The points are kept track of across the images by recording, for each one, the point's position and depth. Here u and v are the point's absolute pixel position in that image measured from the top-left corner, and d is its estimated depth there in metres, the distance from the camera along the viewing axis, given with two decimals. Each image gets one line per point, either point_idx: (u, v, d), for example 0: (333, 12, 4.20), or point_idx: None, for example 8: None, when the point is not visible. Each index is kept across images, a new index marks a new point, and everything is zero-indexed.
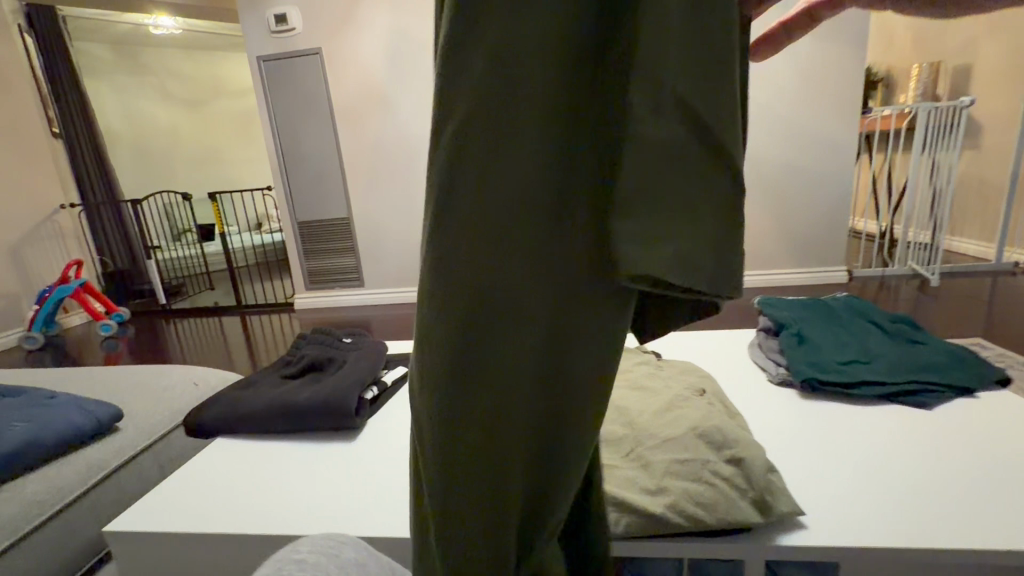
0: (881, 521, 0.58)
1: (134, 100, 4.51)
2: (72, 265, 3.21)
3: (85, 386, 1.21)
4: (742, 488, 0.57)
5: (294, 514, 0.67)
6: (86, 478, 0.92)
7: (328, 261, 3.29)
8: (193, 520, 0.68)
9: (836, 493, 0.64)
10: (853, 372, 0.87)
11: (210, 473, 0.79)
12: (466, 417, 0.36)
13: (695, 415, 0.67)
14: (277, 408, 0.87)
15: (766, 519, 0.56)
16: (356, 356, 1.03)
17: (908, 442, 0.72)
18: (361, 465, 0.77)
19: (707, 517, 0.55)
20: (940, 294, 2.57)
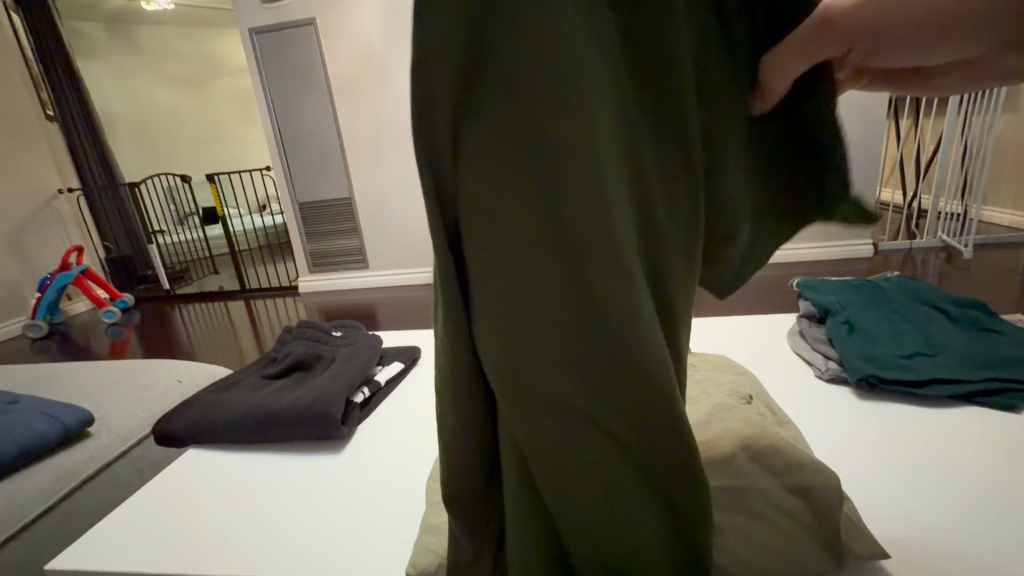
0: (985, 567, 0.46)
1: (129, 80, 4.37)
2: (72, 251, 3.14)
3: (64, 386, 1.12)
4: (809, 526, 0.45)
5: (266, 548, 0.58)
6: (51, 492, 0.83)
7: (330, 243, 3.18)
8: (149, 555, 0.58)
9: (920, 525, 0.52)
10: (920, 367, 0.75)
11: (176, 493, 0.69)
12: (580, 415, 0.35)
13: (745, 428, 0.54)
14: (256, 414, 0.77)
15: (840, 566, 0.44)
16: (347, 353, 0.92)
17: (998, 454, 0.60)
18: (347, 484, 0.67)
19: (768, 564, 0.44)
20: (974, 266, 2.40)
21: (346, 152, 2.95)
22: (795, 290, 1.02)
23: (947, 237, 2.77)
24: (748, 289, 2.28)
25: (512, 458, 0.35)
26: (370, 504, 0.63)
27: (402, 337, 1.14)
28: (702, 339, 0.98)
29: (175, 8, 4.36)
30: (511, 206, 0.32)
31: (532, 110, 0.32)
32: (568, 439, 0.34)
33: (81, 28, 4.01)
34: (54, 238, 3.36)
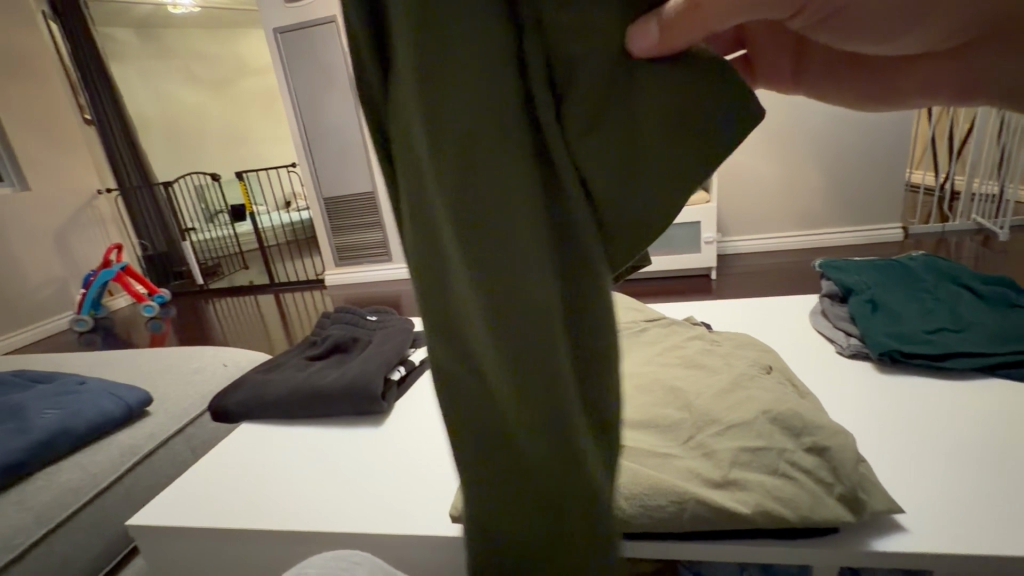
0: (1001, 522, 0.48)
1: (159, 83, 4.51)
2: (113, 249, 3.29)
3: (121, 370, 1.21)
4: (828, 483, 0.48)
5: (318, 509, 0.63)
6: (118, 465, 0.90)
7: (356, 236, 3.26)
8: (216, 515, 0.64)
9: (939, 485, 0.54)
10: (943, 342, 0.76)
11: (236, 461, 0.76)
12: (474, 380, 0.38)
13: (763, 396, 0.58)
14: (302, 393, 0.82)
15: (859, 519, 0.46)
16: (381, 336, 0.97)
17: (1017, 422, 0.62)
18: (388, 454, 0.72)
19: (790, 516, 0.46)
20: (1011, 248, 2.33)
21: (368, 147, 3.01)
22: (817, 270, 1.03)
23: (981, 220, 2.68)
24: (772, 275, 2.26)
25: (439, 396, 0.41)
26: (408, 473, 0.67)
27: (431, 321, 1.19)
28: (724, 320, 1.01)
29: (201, 12, 4.48)
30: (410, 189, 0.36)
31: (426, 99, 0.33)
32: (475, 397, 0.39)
33: (114, 34, 4.16)
34: (96, 237, 3.53)
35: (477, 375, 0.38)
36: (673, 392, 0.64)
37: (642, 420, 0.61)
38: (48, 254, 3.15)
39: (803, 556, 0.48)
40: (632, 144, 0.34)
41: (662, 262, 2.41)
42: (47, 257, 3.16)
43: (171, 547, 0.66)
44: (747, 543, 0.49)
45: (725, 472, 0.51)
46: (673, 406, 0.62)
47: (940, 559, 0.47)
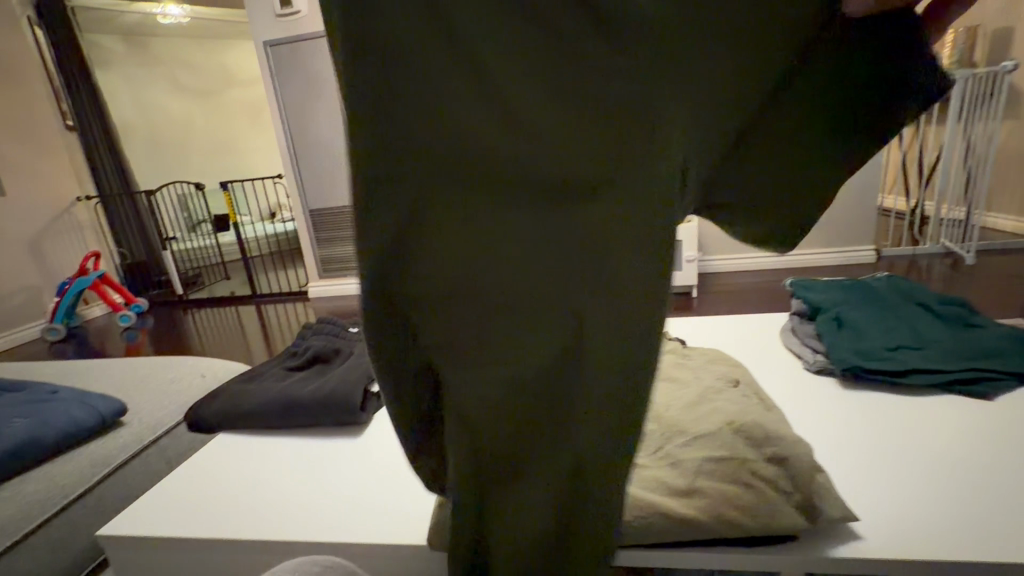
0: (945, 528, 0.51)
1: (145, 91, 4.49)
2: (89, 257, 3.23)
3: (97, 380, 1.19)
4: (786, 491, 0.50)
5: (290, 519, 0.63)
6: (87, 476, 0.89)
7: (340, 248, 3.26)
8: (186, 525, 0.64)
9: (894, 497, 0.57)
10: (902, 358, 0.79)
11: (210, 470, 0.75)
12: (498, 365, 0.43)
13: (727, 409, 0.61)
14: (279, 403, 0.83)
15: (812, 523, 0.49)
16: (362, 347, 0.98)
17: (966, 433, 0.66)
18: (363, 466, 0.72)
19: (748, 522, 0.48)
20: (977, 272, 2.42)
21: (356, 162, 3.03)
22: (788, 289, 1.07)
23: (950, 243, 2.78)
24: (750, 295, 2.32)
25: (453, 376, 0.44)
26: (384, 484, 0.68)
27: None
28: (699, 338, 1.04)
29: (191, 23, 4.50)
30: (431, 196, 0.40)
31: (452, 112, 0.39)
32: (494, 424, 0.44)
33: (100, 42, 4.14)
34: (74, 244, 3.46)
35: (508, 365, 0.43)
36: None
37: None
38: (21, 261, 3.08)
39: (764, 563, 0.50)
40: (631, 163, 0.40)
41: None
42: (21, 263, 3.09)
43: (142, 558, 0.65)
44: (707, 550, 0.51)
45: (690, 482, 0.53)
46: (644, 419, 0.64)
47: (892, 563, 0.49)
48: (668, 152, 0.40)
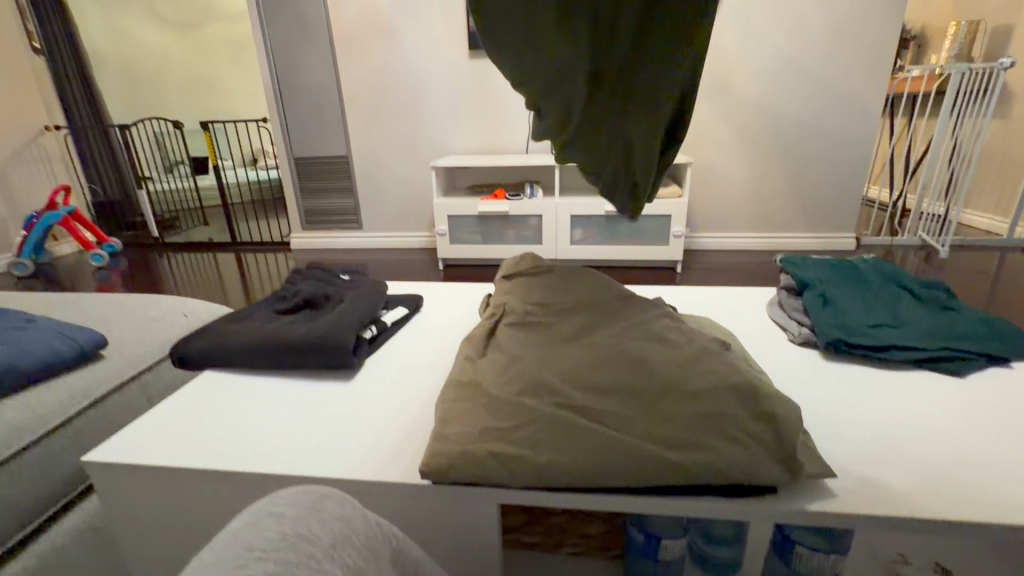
0: (913, 490, 0.55)
1: (119, 18, 4.20)
2: (59, 191, 3.09)
3: (72, 313, 1.15)
4: (770, 447, 0.52)
5: (283, 455, 0.64)
6: (67, 407, 0.87)
7: (326, 200, 3.18)
8: (177, 456, 0.64)
9: (865, 460, 0.60)
10: (883, 335, 0.83)
11: (198, 405, 0.75)
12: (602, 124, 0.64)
13: (722, 368, 0.61)
14: (269, 343, 0.82)
15: (793, 479, 0.51)
16: (354, 294, 0.97)
17: (937, 407, 0.69)
18: (355, 409, 0.73)
19: (731, 472, 0.51)
20: (948, 266, 2.51)
21: (346, 114, 2.94)
22: (777, 264, 1.08)
23: (927, 236, 2.84)
24: (732, 275, 2.36)
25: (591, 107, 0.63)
26: (376, 428, 0.69)
27: (404, 286, 1.19)
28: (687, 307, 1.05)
29: None
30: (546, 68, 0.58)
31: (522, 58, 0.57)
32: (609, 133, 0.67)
33: None
34: (41, 177, 3.29)
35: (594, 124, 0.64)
36: (636, 357, 0.65)
37: (608, 384, 0.62)
38: None
39: (741, 513, 0.53)
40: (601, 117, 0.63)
41: (631, 252, 2.50)
42: None
43: (129, 487, 0.65)
44: (687, 498, 0.54)
45: (591, 339, 0.72)
46: (635, 371, 0.63)
47: (858, 519, 0.52)
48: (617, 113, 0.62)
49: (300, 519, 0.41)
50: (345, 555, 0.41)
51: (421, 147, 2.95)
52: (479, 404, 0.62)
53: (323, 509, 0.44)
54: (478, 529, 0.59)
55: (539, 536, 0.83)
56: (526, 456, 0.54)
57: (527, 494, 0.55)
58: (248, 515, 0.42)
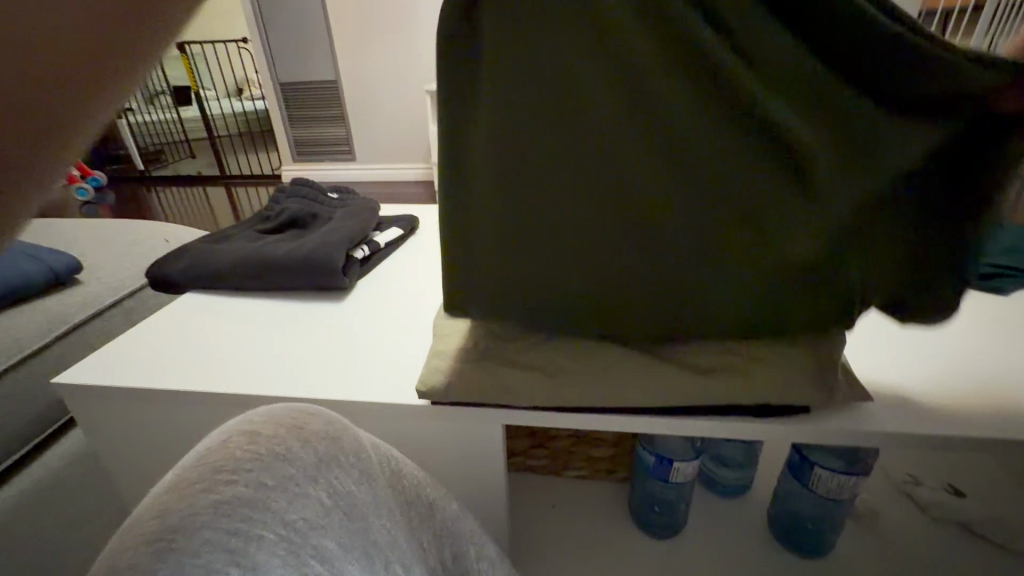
0: (955, 408, 0.50)
1: None
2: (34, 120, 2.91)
3: (47, 239, 1.08)
4: (805, 363, 0.48)
5: (271, 375, 0.59)
6: (46, 331, 0.83)
7: (316, 129, 3.00)
8: (157, 376, 0.60)
9: (903, 380, 0.55)
10: None
11: (180, 325, 0.70)
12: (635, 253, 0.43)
13: None
14: (253, 263, 0.76)
15: (830, 397, 0.47)
16: (343, 213, 0.90)
17: (978, 324, 0.64)
18: (347, 330, 0.68)
19: (763, 390, 0.47)
20: None
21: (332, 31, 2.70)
22: None
23: None
24: None
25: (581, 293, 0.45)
26: (370, 349, 0.63)
27: (399, 209, 1.10)
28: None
29: None
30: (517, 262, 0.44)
31: (488, 257, 0.45)
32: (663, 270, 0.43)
33: None
34: None
35: (631, 270, 0.43)
36: None
37: None
38: None
39: (768, 433, 0.49)
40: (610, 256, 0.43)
41: None
42: None
43: (109, 409, 0.61)
44: (711, 419, 0.49)
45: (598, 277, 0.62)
46: None
47: (895, 439, 0.48)
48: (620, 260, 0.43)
49: (279, 439, 0.37)
50: (332, 476, 0.37)
51: (414, 68, 2.74)
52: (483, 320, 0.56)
53: (306, 426, 0.39)
54: (483, 451, 0.56)
55: (544, 460, 0.81)
56: None
57: (536, 415, 0.50)
58: (222, 433, 0.37)
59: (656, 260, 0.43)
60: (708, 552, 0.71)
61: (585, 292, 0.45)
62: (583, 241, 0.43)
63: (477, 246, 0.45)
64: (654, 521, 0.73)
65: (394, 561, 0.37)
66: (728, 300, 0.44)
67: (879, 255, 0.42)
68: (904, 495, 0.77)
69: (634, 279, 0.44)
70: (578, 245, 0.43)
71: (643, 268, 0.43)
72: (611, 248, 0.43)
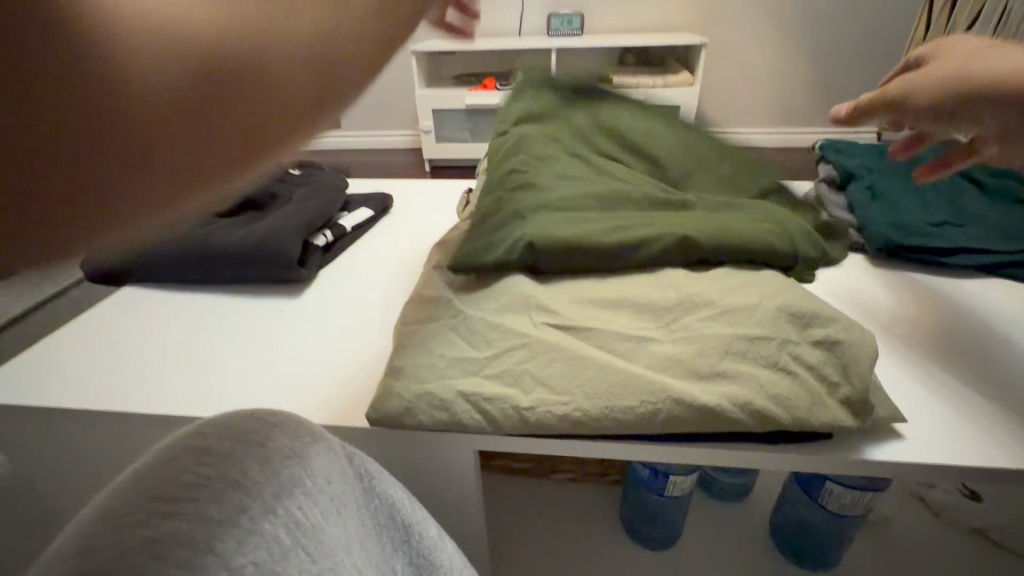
0: (997, 434, 0.43)
1: None
2: None
3: None
4: (833, 383, 0.40)
5: (209, 390, 0.52)
6: None
7: None
8: (78, 393, 0.52)
9: (935, 398, 0.48)
10: (948, 236, 0.67)
11: (113, 328, 0.62)
12: (612, 219, 0.58)
13: (768, 282, 0.46)
14: (197, 253, 0.67)
15: (860, 423, 0.39)
16: (303, 193, 0.80)
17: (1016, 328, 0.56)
18: (302, 332, 0.60)
19: (782, 416, 0.39)
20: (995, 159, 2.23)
21: None
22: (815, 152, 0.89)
23: None
24: None
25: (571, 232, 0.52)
26: (326, 356, 0.55)
27: (371, 184, 1.00)
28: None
29: None
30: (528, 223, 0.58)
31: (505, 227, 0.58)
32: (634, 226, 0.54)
33: None
34: None
35: (609, 225, 0.56)
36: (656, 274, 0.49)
37: (617, 298, 0.47)
38: None
39: (783, 462, 0.42)
40: (595, 222, 0.57)
41: None
42: None
43: (27, 428, 0.53)
44: (717, 446, 0.41)
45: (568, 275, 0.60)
46: (655, 286, 0.48)
47: (929, 468, 0.41)
48: (604, 222, 0.57)
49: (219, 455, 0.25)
50: (302, 506, 0.25)
51: None
52: (452, 328, 0.48)
53: (269, 431, 0.27)
54: (455, 474, 0.49)
55: (530, 463, 0.75)
56: (512, 396, 0.41)
57: (513, 444, 0.43)
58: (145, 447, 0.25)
59: (627, 222, 0.57)
60: (706, 564, 0.66)
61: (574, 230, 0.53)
62: (579, 212, 0.60)
63: (501, 219, 0.59)
64: (648, 532, 0.68)
65: None
66: (689, 242, 0.51)
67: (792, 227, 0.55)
68: (916, 498, 0.72)
69: (610, 229, 0.53)
70: (575, 211, 0.59)
71: (617, 224, 0.56)
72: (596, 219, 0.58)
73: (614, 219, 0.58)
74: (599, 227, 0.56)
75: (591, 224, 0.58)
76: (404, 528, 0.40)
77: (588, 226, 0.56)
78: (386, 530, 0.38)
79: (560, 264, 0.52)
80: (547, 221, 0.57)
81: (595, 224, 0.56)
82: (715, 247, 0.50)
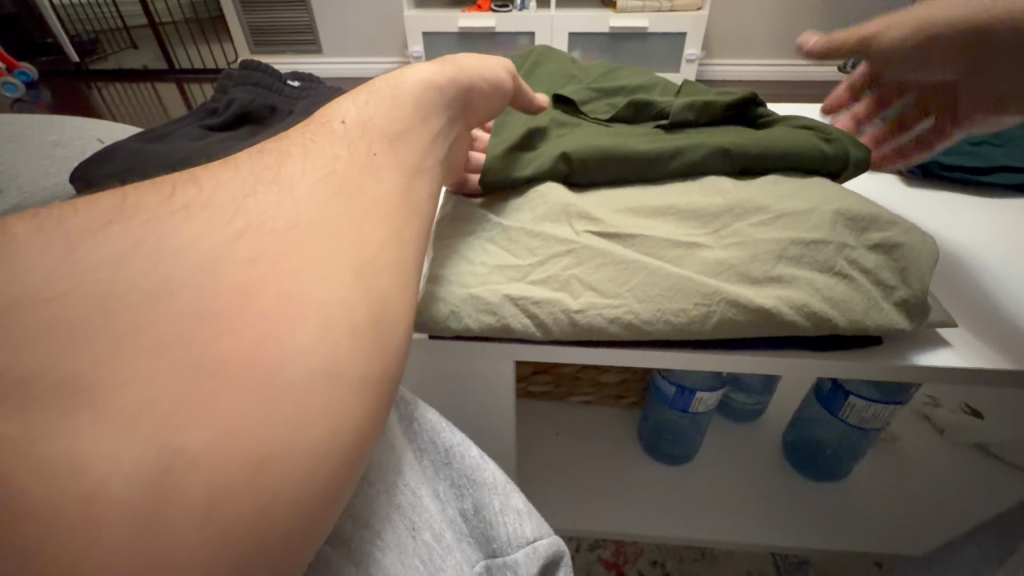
0: None
1: None
2: None
3: None
4: (887, 285, 0.39)
5: None
6: None
7: None
8: None
9: (990, 301, 0.46)
10: (990, 153, 0.63)
11: None
12: (638, 130, 0.54)
13: (818, 188, 0.44)
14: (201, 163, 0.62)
15: (912, 324, 0.39)
16: (304, 108, 0.74)
17: None
18: None
19: (837, 319, 0.38)
20: None
21: None
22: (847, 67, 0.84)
23: None
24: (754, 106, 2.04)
25: (595, 138, 0.50)
26: None
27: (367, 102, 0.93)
28: None
29: None
30: (550, 135, 0.55)
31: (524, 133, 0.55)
32: (662, 137, 0.52)
33: None
34: None
35: (635, 134, 0.53)
36: (701, 185, 0.47)
37: (660, 206, 0.45)
38: None
39: (833, 369, 0.41)
40: (621, 131, 0.54)
41: None
42: None
43: None
44: (769, 353, 0.41)
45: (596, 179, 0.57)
46: (700, 194, 0.45)
47: (967, 374, 0.41)
48: (630, 131, 0.54)
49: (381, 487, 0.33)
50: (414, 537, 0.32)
51: None
52: (488, 239, 0.45)
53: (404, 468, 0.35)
54: (485, 386, 0.48)
55: (548, 385, 0.74)
56: (561, 299, 0.40)
57: (556, 351, 0.42)
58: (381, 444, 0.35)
59: (653, 132, 0.54)
60: (718, 478, 0.69)
61: (598, 139, 0.50)
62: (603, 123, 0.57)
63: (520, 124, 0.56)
64: (664, 447, 0.70)
65: (410, 522, 0.33)
66: (716, 147, 0.48)
67: (831, 131, 0.51)
68: (922, 418, 0.73)
69: (639, 138, 0.51)
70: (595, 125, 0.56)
71: (644, 133, 0.53)
72: (618, 128, 0.55)
73: (640, 129, 0.54)
74: (625, 135, 0.52)
75: (616, 131, 0.54)
76: (445, 451, 0.39)
77: (614, 133, 0.53)
78: (426, 458, 0.39)
79: (595, 176, 0.49)
80: (566, 132, 0.54)
81: (620, 133, 0.53)
82: (750, 157, 0.48)
